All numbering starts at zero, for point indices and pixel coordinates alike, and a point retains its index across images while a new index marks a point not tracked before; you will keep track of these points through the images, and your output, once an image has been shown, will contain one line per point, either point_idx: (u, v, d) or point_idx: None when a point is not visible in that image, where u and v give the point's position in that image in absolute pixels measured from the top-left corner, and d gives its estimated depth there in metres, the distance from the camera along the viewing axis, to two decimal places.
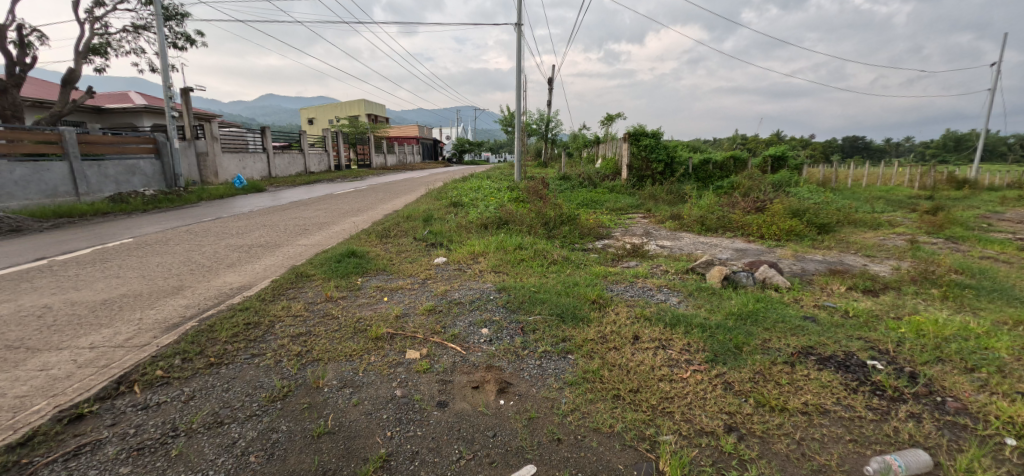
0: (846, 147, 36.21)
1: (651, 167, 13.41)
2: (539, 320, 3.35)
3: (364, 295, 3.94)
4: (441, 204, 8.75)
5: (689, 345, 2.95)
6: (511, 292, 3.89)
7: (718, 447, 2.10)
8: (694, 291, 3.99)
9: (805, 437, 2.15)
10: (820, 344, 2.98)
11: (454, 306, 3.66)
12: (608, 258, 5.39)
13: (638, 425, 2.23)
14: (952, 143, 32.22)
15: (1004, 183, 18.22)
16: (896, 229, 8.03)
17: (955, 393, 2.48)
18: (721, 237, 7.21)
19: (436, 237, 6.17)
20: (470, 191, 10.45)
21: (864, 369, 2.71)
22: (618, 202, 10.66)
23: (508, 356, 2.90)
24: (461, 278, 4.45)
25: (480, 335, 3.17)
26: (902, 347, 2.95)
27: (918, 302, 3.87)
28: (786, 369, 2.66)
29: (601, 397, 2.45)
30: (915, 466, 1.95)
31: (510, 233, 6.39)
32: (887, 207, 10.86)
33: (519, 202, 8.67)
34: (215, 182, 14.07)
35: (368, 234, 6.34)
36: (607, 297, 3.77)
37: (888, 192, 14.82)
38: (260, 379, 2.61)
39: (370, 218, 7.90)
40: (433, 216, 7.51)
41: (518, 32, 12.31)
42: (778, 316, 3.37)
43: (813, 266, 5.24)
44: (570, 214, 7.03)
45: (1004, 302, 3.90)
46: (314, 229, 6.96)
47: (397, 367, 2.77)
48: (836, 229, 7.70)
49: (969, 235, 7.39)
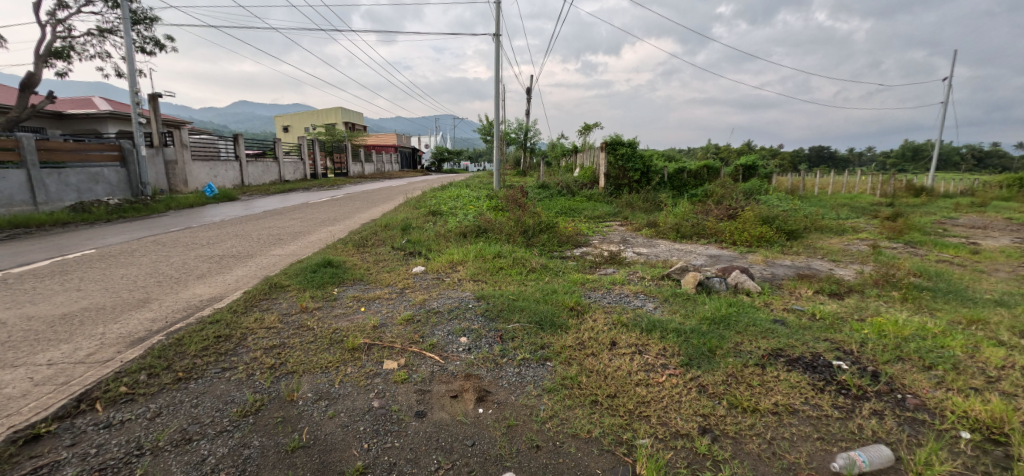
0: (812, 156, 37.54)
1: (627, 176, 13.69)
2: (518, 328, 3.36)
3: (341, 305, 3.89)
4: (419, 214, 8.69)
5: (664, 350, 3.01)
6: (490, 301, 3.90)
7: (692, 448, 2.15)
8: (669, 297, 4.08)
9: (775, 436, 2.22)
10: (789, 346, 3.08)
11: (431, 316, 3.63)
12: (585, 265, 5.47)
13: (616, 430, 2.26)
14: (909, 153, 34.01)
15: (957, 190, 19.31)
16: (859, 234, 8.41)
17: (913, 390, 2.60)
18: (696, 244, 7.41)
19: (414, 246, 6.14)
20: (449, 200, 10.39)
21: (829, 369, 2.81)
22: (597, 210, 10.82)
23: (486, 364, 2.90)
24: (439, 286, 4.44)
25: (459, 344, 3.16)
26: (865, 347, 3.08)
27: (880, 304, 4.04)
28: (757, 371, 2.74)
29: (579, 403, 2.47)
30: (878, 461, 2.03)
31: (489, 241, 6.41)
32: (851, 214, 11.34)
33: (498, 210, 8.73)
34: (183, 191, 13.65)
35: (344, 243, 6.25)
36: (585, 303, 3.81)
37: (852, 199, 15.53)
38: (230, 394, 2.54)
39: (346, 228, 7.78)
40: (411, 224, 7.47)
41: (496, 42, 12.39)
42: (749, 320, 3.47)
43: (781, 270, 5.42)
44: (549, 222, 7.09)
45: (960, 303, 4.11)
46: (289, 239, 6.82)
47: (374, 377, 2.74)
48: (804, 235, 7.99)
49: (926, 240, 7.79)
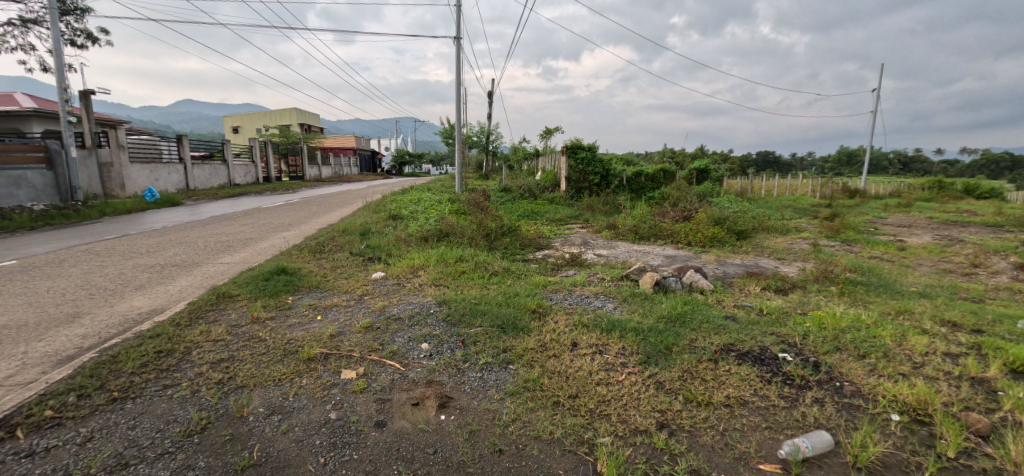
0: (759, 160, 39.73)
1: (588, 179, 13.94)
2: (480, 332, 3.34)
3: (296, 314, 3.73)
4: (379, 218, 8.50)
5: (624, 348, 3.09)
6: (451, 305, 3.86)
7: (650, 444, 2.21)
8: (628, 297, 4.18)
9: (727, 428, 2.32)
10: (739, 341, 3.23)
11: (392, 322, 3.55)
12: (547, 268, 5.53)
13: (577, 430, 2.29)
14: (844, 158, 36.64)
15: (885, 192, 20.99)
16: (802, 234, 8.96)
17: (850, 378, 2.79)
18: (653, 245, 7.66)
19: (373, 251, 6.00)
20: (410, 204, 10.22)
21: (776, 361, 2.97)
22: (558, 213, 10.96)
23: (448, 369, 2.86)
24: (400, 292, 4.35)
25: (420, 350, 3.11)
26: (808, 339, 3.28)
27: (820, 298, 4.32)
28: (711, 366, 2.86)
29: (541, 405, 2.49)
30: (819, 446, 2.16)
31: (451, 245, 6.36)
32: (794, 215, 12.09)
33: (460, 214, 8.66)
34: (120, 196, 12.72)
35: (300, 249, 6.02)
36: (546, 305, 3.85)
37: (795, 201, 16.53)
38: (173, 413, 2.38)
39: (301, 233, 7.49)
40: (370, 229, 7.29)
41: (457, 45, 12.33)
42: (702, 317, 3.61)
43: (732, 269, 5.69)
44: (511, 226, 7.11)
45: (889, 295, 4.46)
46: (239, 245, 6.50)
47: (331, 388, 2.64)
48: (752, 235, 8.43)
49: (860, 238, 8.40)
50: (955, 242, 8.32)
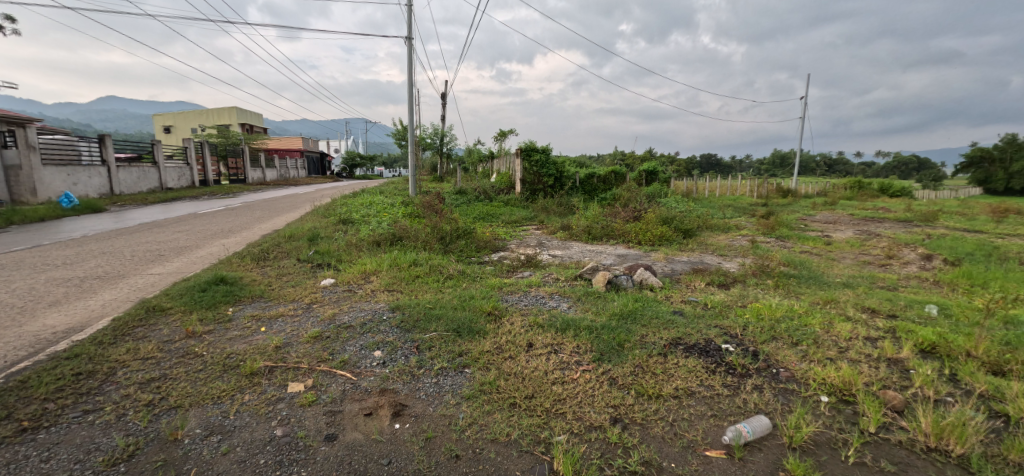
0: (702, 163, 41.87)
1: (542, 181, 14.11)
2: (435, 337, 3.29)
3: (237, 326, 3.51)
4: (328, 222, 8.19)
5: (578, 347, 3.14)
6: (405, 311, 3.77)
7: (605, 439, 2.26)
8: (582, 296, 4.27)
9: (676, 418, 2.42)
10: (686, 335, 3.38)
11: (342, 331, 3.42)
12: (503, 269, 5.53)
13: (533, 430, 2.30)
14: (777, 160, 39.37)
15: (813, 191, 22.74)
16: (741, 231, 9.53)
17: (785, 364, 2.99)
18: (605, 245, 7.87)
19: (322, 257, 5.76)
20: (361, 207, 9.91)
21: (719, 352, 3.14)
22: (514, 215, 11.01)
23: (402, 377, 2.80)
24: (351, 299, 4.20)
25: (373, 359, 3.01)
26: (747, 330, 3.49)
27: (758, 291, 4.61)
28: (660, 359, 2.97)
29: (498, 407, 2.48)
30: (759, 430, 2.30)
31: (405, 249, 6.23)
32: (734, 213, 12.84)
33: (414, 217, 8.51)
34: (31, 202, 11.49)
35: (241, 256, 5.67)
36: (502, 307, 3.85)
37: (735, 201, 17.54)
38: (95, 440, 2.17)
39: (243, 240, 7.07)
40: (318, 234, 7.00)
41: (409, 45, 12.10)
42: (652, 313, 3.75)
43: (679, 266, 5.95)
44: (466, 228, 7.06)
45: (817, 286, 4.83)
46: (172, 254, 6.03)
47: (277, 403, 2.51)
48: (697, 233, 8.86)
49: (792, 234, 9.05)
50: (874, 236, 9.14)
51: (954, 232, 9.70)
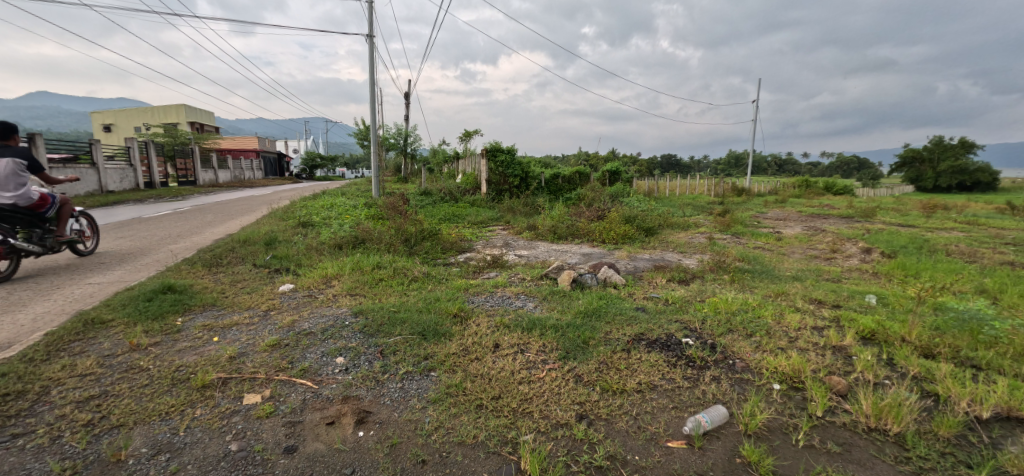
0: (662, 163, 43.18)
1: (507, 182, 14.13)
2: (400, 341, 3.23)
3: (187, 337, 3.33)
4: (286, 226, 7.89)
5: (544, 346, 3.17)
6: (369, 315, 3.68)
7: (571, 436, 2.28)
8: (548, 295, 4.31)
9: (640, 412, 2.48)
10: (648, 330, 3.47)
11: (302, 338, 3.30)
12: (469, 271, 5.50)
13: (500, 430, 2.30)
14: (732, 160, 41.14)
15: (765, 190, 23.92)
16: (700, 229, 9.89)
17: (740, 355, 3.13)
18: (571, 244, 7.98)
19: (280, 262, 5.55)
20: (322, 209, 9.61)
21: (679, 346, 3.24)
22: (479, 215, 10.98)
23: (366, 383, 2.73)
24: (311, 305, 4.07)
25: (335, 365, 2.92)
26: (706, 324, 3.62)
27: (715, 286, 4.80)
28: (624, 355, 3.04)
29: (465, 409, 2.47)
30: (717, 420, 2.39)
31: (368, 252, 6.09)
32: (692, 212, 13.32)
33: (377, 219, 8.33)
34: None
35: (191, 263, 5.37)
36: (468, 309, 3.82)
37: (693, 200, 18.22)
38: (25, 467, 1.99)
39: (193, 245, 6.70)
40: (276, 238, 6.73)
41: (370, 43, 11.82)
42: (616, 310, 3.84)
43: (642, 264, 6.11)
44: (431, 229, 6.97)
45: (769, 280, 5.08)
46: (114, 262, 5.64)
47: (231, 416, 2.39)
48: (659, 231, 9.13)
49: (746, 231, 9.48)
50: (820, 232, 9.70)
51: (891, 227, 10.44)
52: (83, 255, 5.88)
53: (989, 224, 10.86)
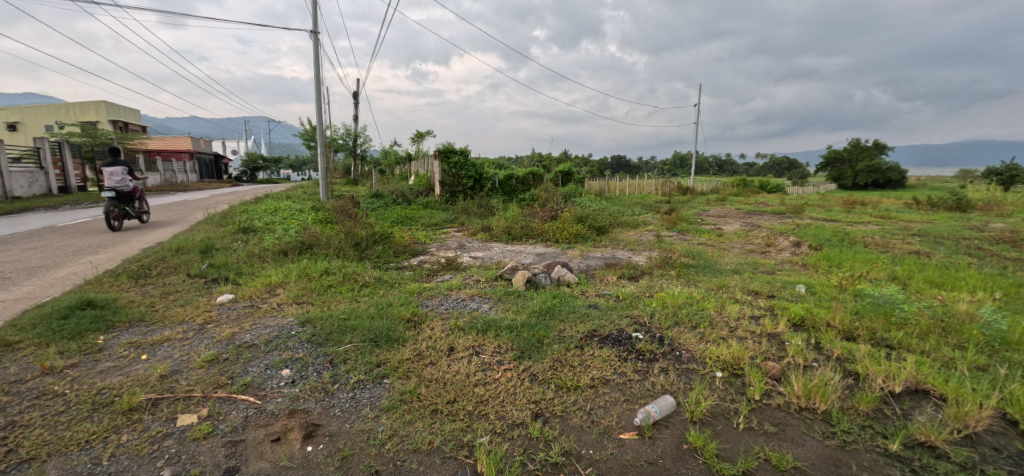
0: (613, 164, 44.51)
1: (461, 183, 14.03)
2: (350, 349, 3.13)
3: (110, 357, 3.04)
4: (225, 232, 7.41)
5: (499, 347, 3.17)
6: (317, 324, 3.54)
7: (527, 434, 2.30)
8: (502, 296, 4.32)
9: (593, 407, 2.54)
10: (600, 326, 3.57)
11: (243, 351, 3.11)
12: (423, 274, 5.41)
13: (456, 434, 2.28)
14: (677, 161, 43.12)
15: (707, 188, 25.26)
16: (648, 227, 10.29)
17: (686, 346, 3.28)
18: (525, 244, 8.06)
19: (219, 271, 5.21)
20: (264, 214, 9.12)
21: (630, 341, 3.36)
22: (433, 218, 10.83)
23: (314, 394, 2.62)
24: (254, 315, 3.84)
25: (280, 378, 2.78)
26: (654, 317, 3.77)
27: (663, 281, 5.01)
28: (577, 352, 3.10)
29: (420, 415, 2.42)
30: (665, 409, 2.49)
31: (315, 258, 5.84)
32: (641, 210, 13.82)
33: (325, 223, 8.01)
34: None
35: (115, 275, 4.93)
36: (422, 313, 3.76)
37: (642, 199, 18.92)
38: None
39: (117, 256, 6.15)
40: (213, 245, 6.30)
41: (315, 40, 11.33)
42: (569, 308, 3.92)
43: (594, 262, 6.28)
44: (383, 233, 6.79)
45: (712, 274, 5.38)
46: (21, 277, 5.07)
47: (164, 440, 2.21)
48: (610, 230, 9.40)
49: (691, 228, 9.97)
50: (756, 227, 10.36)
51: (818, 222, 11.34)
52: (145, 223, 9.20)
53: (898, 217, 12.07)
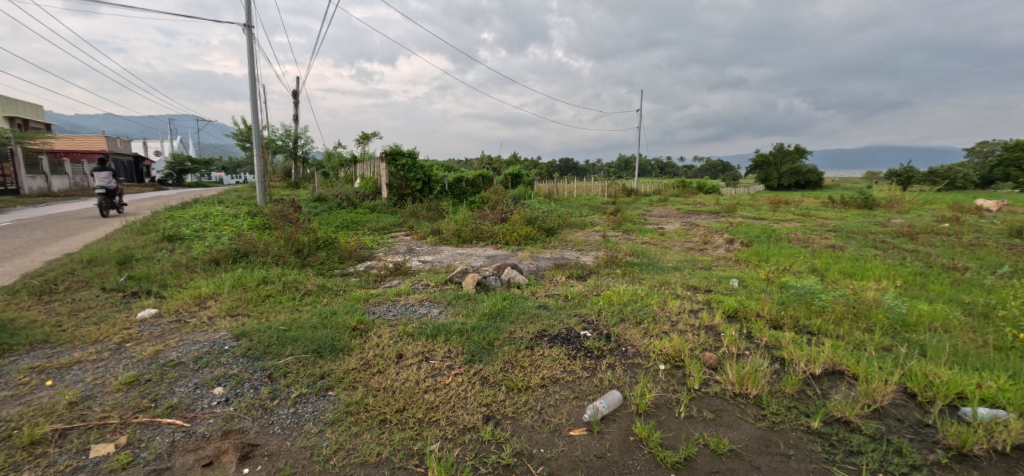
0: (561, 167, 45.43)
1: (409, 186, 13.72)
2: (291, 361, 2.97)
3: (6, 385, 2.69)
4: (147, 241, 6.80)
5: (449, 351, 3.13)
6: (253, 337, 3.32)
7: (478, 438, 2.29)
8: (452, 300, 4.28)
9: (544, 406, 2.57)
10: (550, 326, 3.63)
11: (169, 371, 2.86)
12: (369, 280, 5.25)
13: (405, 443, 2.23)
14: (622, 164, 44.74)
15: (649, 190, 26.42)
16: (595, 227, 10.60)
17: (632, 341, 3.41)
18: (476, 247, 8.04)
19: (141, 284, 4.77)
20: (193, 220, 8.45)
21: (579, 339, 3.44)
22: (380, 221, 10.53)
23: (251, 412, 2.46)
24: (181, 331, 3.55)
25: (211, 397, 2.59)
26: (601, 315, 3.89)
27: (609, 280, 5.17)
28: (528, 353, 3.13)
29: (367, 427, 2.34)
30: (612, 404, 2.57)
31: (252, 266, 5.49)
32: (588, 212, 14.21)
33: (264, 229, 7.56)
34: None
35: (12, 291, 4.37)
36: (368, 321, 3.63)
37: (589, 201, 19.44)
38: None
39: (15, 270, 5.46)
40: (133, 255, 5.76)
41: (249, 33, 10.65)
42: (519, 309, 3.95)
43: (543, 263, 6.37)
44: (327, 238, 6.51)
45: (655, 271, 5.62)
46: None
47: None
48: (559, 231, 9.58)
49: (635, 227, 10.37)
50: (695, 226, 10.96)
51: (749, 220, 12.18)
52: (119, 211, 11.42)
53: (816, 215, 13.23)
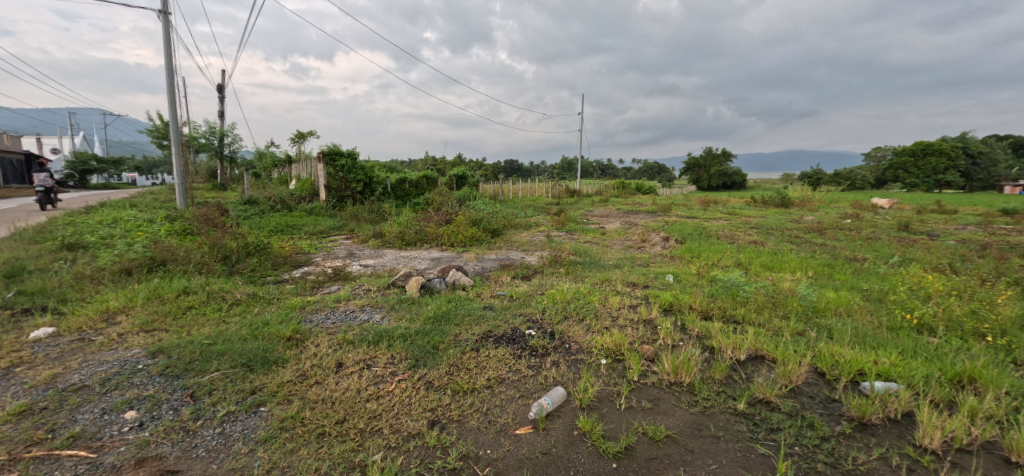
0: (506, 168, 45.72)
1: (349, 188, 13.18)
2: (217, 377, 2.75)
3: None
4: (42, 251, 6.02)
5: (392, 357, 3.05)
6: (173, 353, 3.05)
7: (423, 444, 2.25)
8: (395, 304, 4.17)
9: (490, 407, 2.57)
10: (495, 327, 3.64)
11: (70, 396, 2.55)
12: (306, 287, 4.99)
13: (346, 456, 2.14)
14: (565, 165, 45.82)
15: (591, 191, 27.26)
16: (540, 228, 10.77)
17: (575, 338, 3.50)
18: (420, 250, 7.89)
19: (35, 299, 4.22)
20: (100, 226, 7.60)
21: (524, 338, 3.48)
22: (318, 225, 10.05)
23: (170, 435, 2.26)
24: (85, 350, 3.18)
25: (122, 423, 2.34)
26: (545, 314, 3.96)
27: (554, 279, 5.28)
28: (473, 354, 3.12)
29: (304, 442, 2.23)
30: (556, 400, 2.62)
31: (171, 275, 5.04)
32: (533, 212, 14.40)
33: (185, 235, 6.96)
34: None
35: None
36: (305, 330, 3.45)
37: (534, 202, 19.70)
38: None
39: None
40: (24, 267, 5.08)
41: (165, 20, 9.73)
42: (464, 311, 3.92)
43: (489, 264, 6.38)
44: (258, 243, 6.11)
45: (597, 269, 5.81)
46: None
47: None
48: (504, 231, 9.63)
49: (578, 227, 10.65)
50: (634, 225, 11.44)
51: (682, 219, 12.92)
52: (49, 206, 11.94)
53: (740, 213, 14.29)
